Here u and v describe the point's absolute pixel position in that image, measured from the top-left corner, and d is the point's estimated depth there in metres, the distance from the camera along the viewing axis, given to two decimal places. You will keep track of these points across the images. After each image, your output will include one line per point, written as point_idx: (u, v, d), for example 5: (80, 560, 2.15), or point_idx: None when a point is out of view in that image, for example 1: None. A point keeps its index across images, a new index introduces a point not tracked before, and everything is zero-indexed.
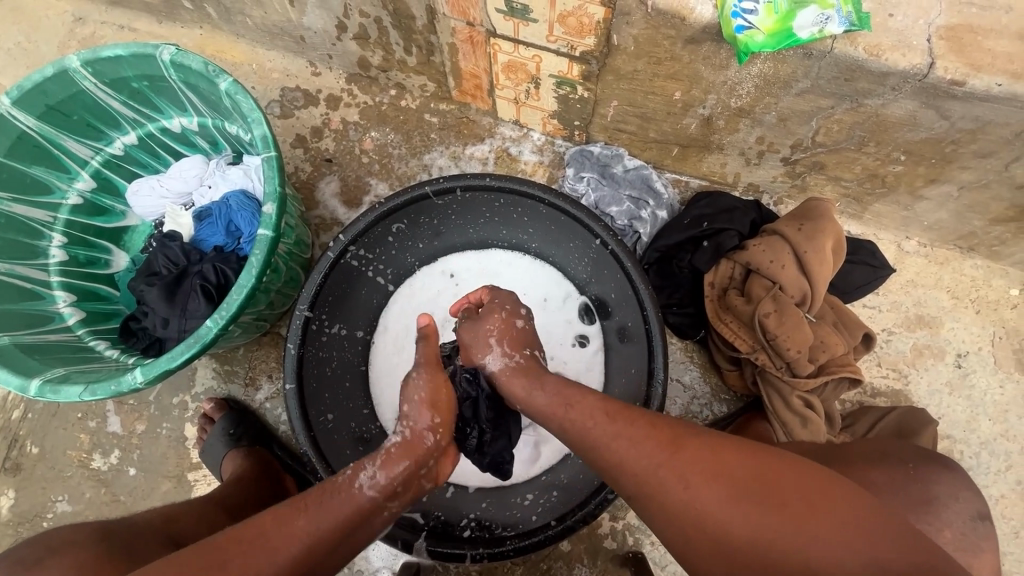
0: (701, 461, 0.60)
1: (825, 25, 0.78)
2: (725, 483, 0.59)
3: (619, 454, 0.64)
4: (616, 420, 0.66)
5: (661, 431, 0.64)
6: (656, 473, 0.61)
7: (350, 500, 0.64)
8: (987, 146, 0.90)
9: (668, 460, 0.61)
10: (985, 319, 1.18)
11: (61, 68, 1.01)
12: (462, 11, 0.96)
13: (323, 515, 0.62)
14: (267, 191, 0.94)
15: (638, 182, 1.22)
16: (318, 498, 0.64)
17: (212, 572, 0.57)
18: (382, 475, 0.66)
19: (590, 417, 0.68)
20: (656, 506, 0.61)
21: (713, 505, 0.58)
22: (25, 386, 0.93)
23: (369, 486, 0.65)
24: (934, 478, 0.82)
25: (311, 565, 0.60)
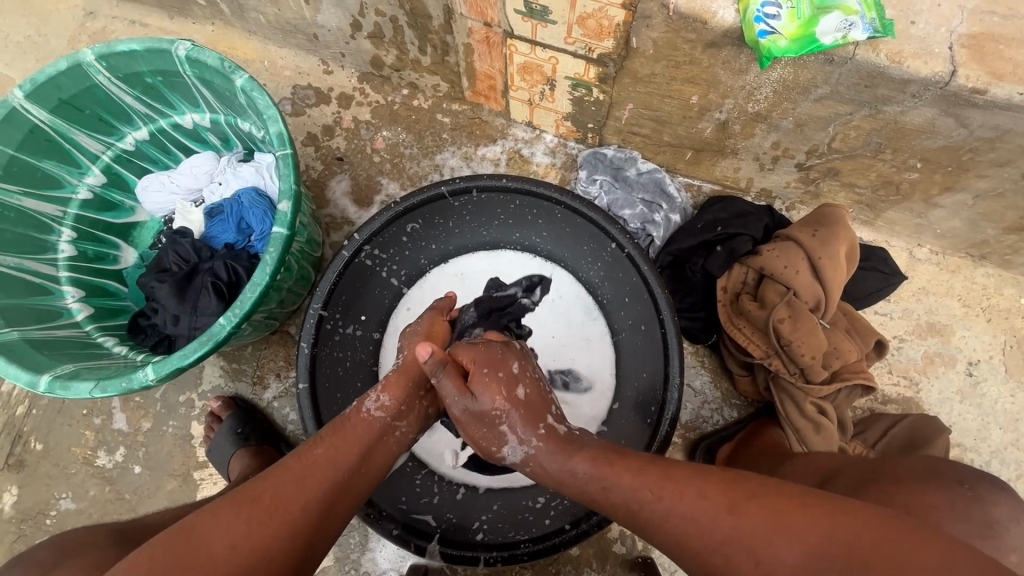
0: (762, 520, 0.58)
1: (848, 31, 0.78)
2: (795, 543, 0.56)
3: (679, 533, 0.62)
4: (662, 494, 0.65)
5: (715, 496, 0.62)
6: (718, 547, 0.59)
7: (361, 423, 0.75)
8: (1004, 155, 0.90)
9: (726, 523, 0.60)
10: (996, 327, 1.18)
11: (76, 61, 1.00)
12: (480, 11, 0.96)
13: (346, 432, 0.74)
14: (283, 188, 0.94)
15: (651, 186, 1.21)
16: (334, 427, 0.74)
17: (251, 499, 0.64)
18: (384, 398, 0.78)
19: (639, 491, 0.67)
20: (724, 573, 0.59)
21: (787, 563, 0.55)
22: (35, 382, 0.92)
23: (374, 408, 0.77)
24: (994, 500, 0.78)
25: (338, 480, 0.69)
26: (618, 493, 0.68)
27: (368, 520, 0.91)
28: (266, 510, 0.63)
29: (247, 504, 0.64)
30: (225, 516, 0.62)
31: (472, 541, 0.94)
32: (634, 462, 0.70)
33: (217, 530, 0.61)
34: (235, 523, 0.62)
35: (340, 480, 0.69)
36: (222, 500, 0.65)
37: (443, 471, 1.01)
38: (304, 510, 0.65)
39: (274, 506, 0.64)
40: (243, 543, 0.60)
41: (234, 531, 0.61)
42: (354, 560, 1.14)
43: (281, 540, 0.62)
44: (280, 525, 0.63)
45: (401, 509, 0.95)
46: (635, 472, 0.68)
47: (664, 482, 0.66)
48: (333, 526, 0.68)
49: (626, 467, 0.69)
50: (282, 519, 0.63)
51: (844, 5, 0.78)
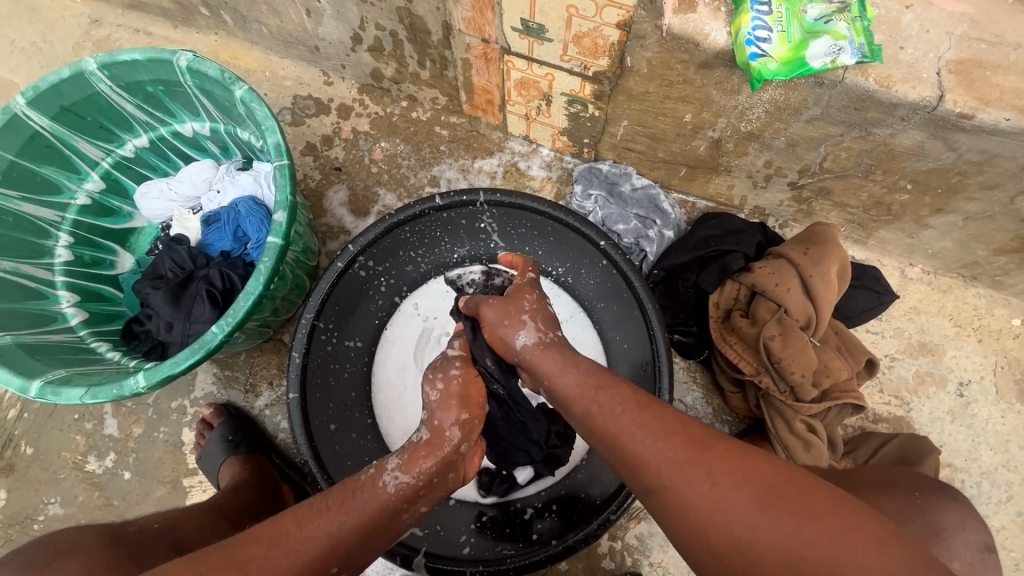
0: (724, 463, 0.58)
1: (837, 55, 0.79)
2: (749, 483, 0.56)
3: (641, 446, 0.62)
4: (641, 415, 0.65)
5: (684, 434, 0.62)
6: (674, 480, 0.59)
7: (375, 500, 0.68)
8: (993, 179, 0.91)
9: (686, 462, 0.59)
10: (987, 348, 1.19)
11: (78, 70, 1.02)
12: (478, 28, 0.98)
13: (358, 503, 0.67)
14: (279, 198, 0.94)
15: (645, 201, 1.22)
16: (345, 493, 0.68)
17: (237, 568, 0.59)
18: (405, 477, 0.70)
19: (615, 410, 0.67)
20: (674, 501, 0.59)
21: (731, 503, 0.55)
22: (26, 387, 0.93)
23: (392, 485, 0.69)
24: (943, 506, 0.82)
25: (339, 557, 0.63)
26: (586, 404, 0.69)
27: None
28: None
29: (224, 571, 0.59)
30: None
31: (460, 554, 0.94)
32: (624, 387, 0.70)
33: None
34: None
35: (327, 570, 0.62)
36: (208, 561, 0.59)
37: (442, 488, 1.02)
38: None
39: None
40: None
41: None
42: None
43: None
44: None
45: None
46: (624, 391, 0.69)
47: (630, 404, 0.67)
48: None
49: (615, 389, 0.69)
50: None
51: (834, 29, 0.79)
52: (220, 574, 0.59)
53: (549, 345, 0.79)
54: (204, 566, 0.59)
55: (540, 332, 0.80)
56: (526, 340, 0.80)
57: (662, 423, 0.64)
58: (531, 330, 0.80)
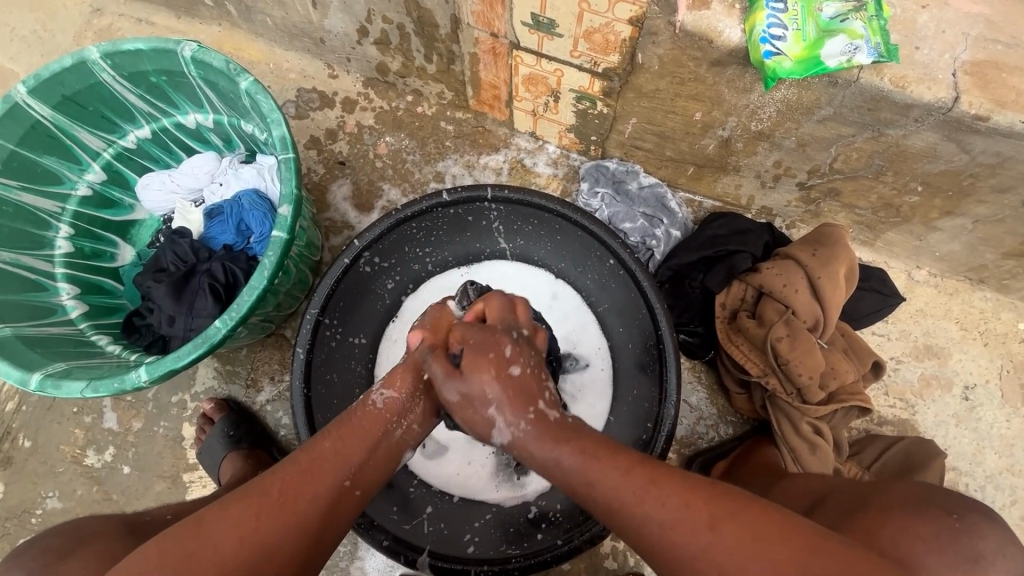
0: (743, 550, 0.57)
1: (852, 54, 0.78)
2: (769, 570, 0.56)
3: (655, 532, 0.60)
4: (645, 498, 0.61)
5: (697, 507, 0.60)
6: (699, 561, 0.58)
7: (368, 417, 0.71)
8: (1005, 182, 0.90)
9: (704, 540, 0.58)
10: (992, 351, 1.18)
11: (81, 59, 1.00)
12: (487, 22, 0.96)
13: (353, 423, 0.70)
14: (284, 192, 0.93)
15: (652, 200, 1.21)
16: (342, 419, 0.71)
17: (257, 495, 0.63)
18: (390, 392, 0.73)
19: (623, 491, 0.62)
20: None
21: None
22: (26, 379, 0.92)
23: (381, 400, 0.72)
24: (981, 531, 0.72)
25: (350, 471, 0.67)
26: (587, 484, 0.64)
27: (358, 530, 0.89)
28: (270, 509, 0.62)
29: (249, 500, 0.63)
30: (235, 509, 0.63)
31: (463, 554, 0.93)
32: (617, 460, 0.64)
33: (222, 524, 0.62)
34: (254, 522, 0.62)
35: (338, 488, 0.66)
36: (234, 497, 0.64)
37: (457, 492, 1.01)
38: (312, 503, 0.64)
39: (275, 505, 0.63)
40: (249, 537, 0.61)
41: (239, 526, 0.61)
42: (343, 569, 1.13)
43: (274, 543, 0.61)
44: (283, 530, 0.62)
45: (393, 520, 0.93)
46: (621, 471, 0.63)
47: (634, 472, 0.63)
48: (343, 521, 0.67)
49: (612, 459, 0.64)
50: (288, 511, 0.63)
51: (850, 28, 0.78)
52: (245, 502, 0.63)
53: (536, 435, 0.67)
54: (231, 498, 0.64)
55: (513, 425, 0.67)
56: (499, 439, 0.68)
57: (668, 502, 0.61)
58: (501, 426, 0.67)
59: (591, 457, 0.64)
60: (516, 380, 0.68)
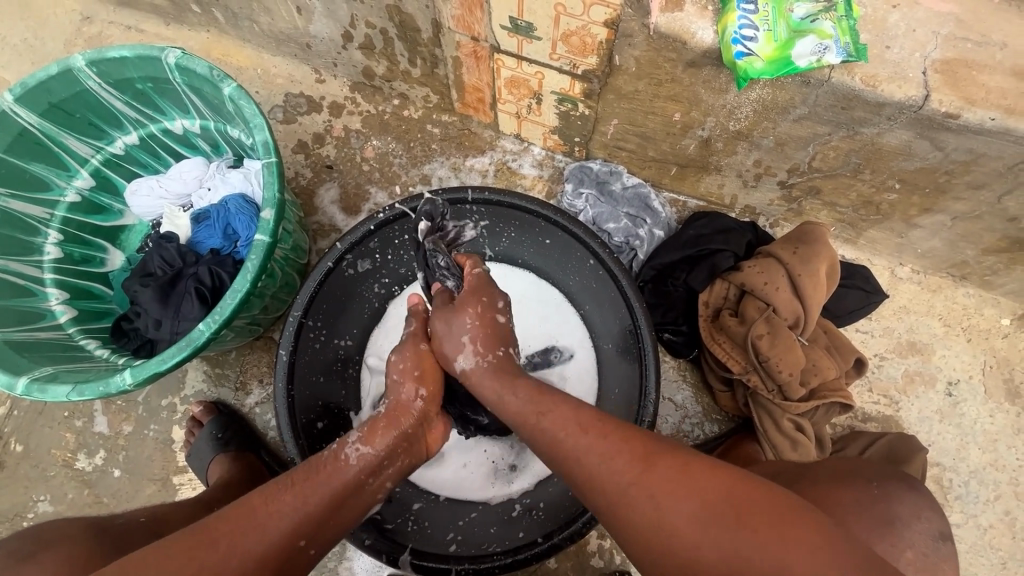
0: (669, 476, 0.59)
1: (823, 54, 0.79)
2: (693, 498, 0.57)
3: (591, 466, 0.63)
4: (587, 431, 0.66)
5: (631, 445, 0.63)
6: (627, 492, 0.60)
7: (335, 470, 0.71)
8: (980, 178, 0.91)
9: (634, 476, 0.60)
10: (976, 347, 1.19)
11: (66, 67, 1.02)
12: (467, 26, 0.97)
13: (318, 479, 0.69)
14: (267, 196, 0.94)
15: (636, 200, 1.22)
16: (309, 471, 0.70)
17: (201, 546, 0.61)
18: (366, 448, 0.74)
19: (568, 425, 0.67)
20: (623, 520, 0.60)
21: (679, 518, 0.56)
22: (12, 384, 0.93)
23: (354, 456, 0.72)
24: (898, 495, 0.80)
25: (306, 530, 0.65)
26: (544, 426, 0.69)
27: (341, 529, 0.89)
28: (214, 562, 0.60)
29: (193, 549, 0.60)
30: (173, 559, 0.59)
31: (446, 552, 0.94)
32: (570, 401, 0.71)
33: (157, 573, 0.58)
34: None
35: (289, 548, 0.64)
36: (177, 541, 0.61)
37: (452, 494, 1.02)
38: (259, 558, 0.61)
39: (222, 558, 0.60)
40: None
41: (174, 572, 0.58)
42: (331, 569, 1.14)
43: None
44: None
45: (376, 520, 0.95)
46: (571, 406, 0.70)
47: (585, 421, 0.67)
48: None
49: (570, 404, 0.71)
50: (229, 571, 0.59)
51: (820, 29, 0.79)
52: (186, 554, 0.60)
53: (494, 369, 0.78)
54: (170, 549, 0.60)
55: (480, 356, 0.80)
56: (464, 365, 0.80)
57: (608, 437, 0.65)
58: (470, 354, 0.80)
59: (541, 396, 0.72)
60: (500, 326, 0.84)
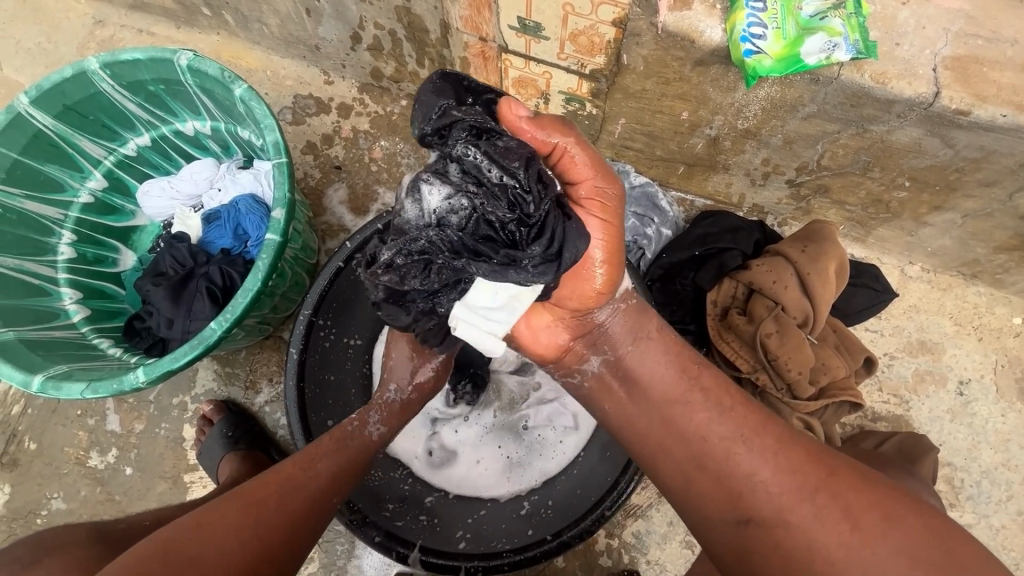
0: (763, 442, 0.70)
1: (832, 52, 0.79)
2: (784, 464, 0.67)
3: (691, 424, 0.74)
4: (688, 395, 0.76)
5: (818, 484, 0.64)
6: (816, 538, 0.62)
7: (359, 439, 0.85)
8: (990, 175, 0.91)
9: (805, 504, 0.63)
10: (987, 347, 1.18)
11: (81, 69, 1.03)
12: (475, 26, 0.98)
13: (345, 441, 0.84)
14: (277, 196, 0.95)
15: (643, 199, 1.22)
16: (335, 440, 0.83)
17: (257, 498, 0.71)
18: (384, 427, 0.89)
19: (667, 388, 0.78)
20: (715, 467, 0.70)
21: (769, 475, 0.67)
22: (28, 381, 0.94)
23: (375, 430, 0.87)
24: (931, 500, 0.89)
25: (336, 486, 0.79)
26: (707, 437, 0.72)
27: (351, 527, 0.92)
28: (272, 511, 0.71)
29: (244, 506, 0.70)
30: (230, 514, 0.68)
31: (455, 549, 0.95)
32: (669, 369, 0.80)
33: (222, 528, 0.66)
34: (230, 529, 0.67)
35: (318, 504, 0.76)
36: (228, 502, 0.70)
37: (461, 493, 1.01)
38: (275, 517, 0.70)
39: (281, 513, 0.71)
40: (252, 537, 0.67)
41: (242, 527, 0.67)
42: (339, 567, 1.14)
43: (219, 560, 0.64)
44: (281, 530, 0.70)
45: (386, 517, 0.96)
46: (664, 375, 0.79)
47: (765, 443, 0.69)
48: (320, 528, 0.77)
49: (739, 417, 0.73)
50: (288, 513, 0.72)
51: (829, 26, 0.79)
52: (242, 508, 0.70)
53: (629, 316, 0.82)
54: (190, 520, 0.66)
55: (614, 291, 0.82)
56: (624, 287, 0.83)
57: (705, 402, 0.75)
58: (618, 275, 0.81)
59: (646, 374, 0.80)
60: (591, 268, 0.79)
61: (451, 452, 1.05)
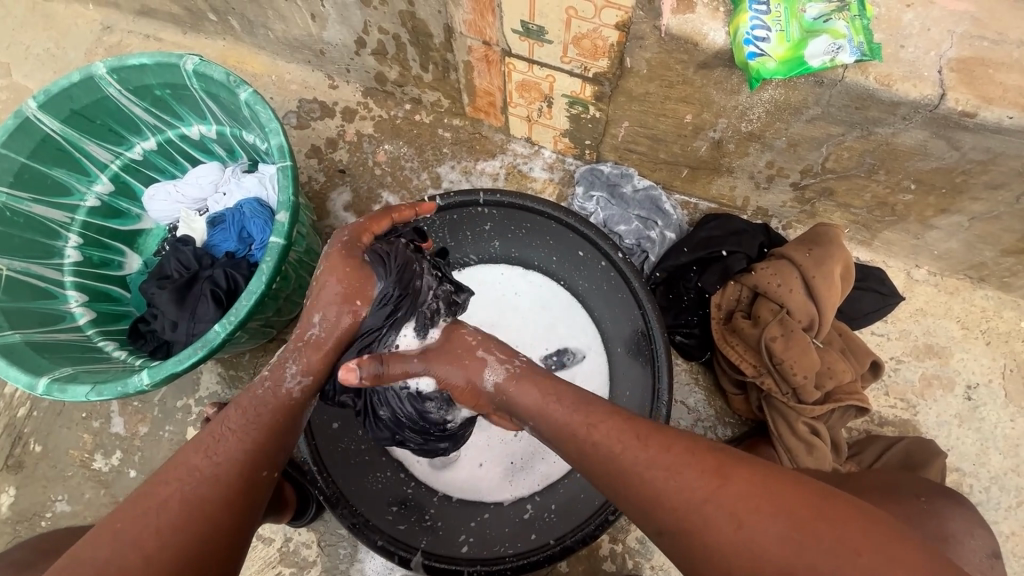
0: (678, 465, 0.64)
1: (836, 54, 0.79)
2: (697, 483, 0.62)
3: (597, 450, 0.69)
4: (593, 420, 0.70)
5: (735, 493, 0.61)
6: (747, 549, 0.58)
7: (276, 399, 0.72)
8: (998, 178, 0.90)
9: (741, 528, 0.59)
10: (996, 351, 1.17)
11: (88, 74, 1.04)
12: (479, 30, 0.98)
13: (259, 405, 0.71)
14: (281, 199, 0.96)
15: (647, 202, 1.22)
16: (247, 406, 0.71)
17: (163, 504, 0.63)
18: (307, 378, 0.74)
19: (571, 418, 0.71)
20: (630, 498, 0.66)
21: (685, 496, 0.62)
22: (33, 384, 0.94)
23: (297, 387, 0.73)
24: (949, 512, 0.85)
25: (267, 460, 0.70)
26: (621, 462, 0.67)
27: (352, 530, 0.93)
28: (179, 513, 0.63)
29: (159, 506, 0.63)
30: (146, 521, 0.62)
31: (457, 553, 0.96)
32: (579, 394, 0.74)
33: (124, 547, 0.60)
34: (145, 553, 0.60)
35: (255, 484, 0.68)
36: (139, 507, 0.63)
37: (462, 496, 1.01)
38: (194, 538, 0.62)
39: (205, 505, 0.64)
40: (156, 556, 0.60)
41: (143, 546, 0.61)
42: (342, 571, 1.14)
43: (207, 549, 0.63)
44: (198, 533, 0.63)
45: (388, 521, 0.97)
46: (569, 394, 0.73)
47: (672, 457, 0.65)
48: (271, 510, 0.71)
49: (633, 430, 0.68)
50: (200, 514, 0.63)
51: (833, 29, 0.79)
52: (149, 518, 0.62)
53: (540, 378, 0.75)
54: (132, 508, 0.63)
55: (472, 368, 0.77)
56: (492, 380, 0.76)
57: (613, 427, 0.69)
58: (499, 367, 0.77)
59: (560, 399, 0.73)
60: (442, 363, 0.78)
61: (454, 454, 1.03)
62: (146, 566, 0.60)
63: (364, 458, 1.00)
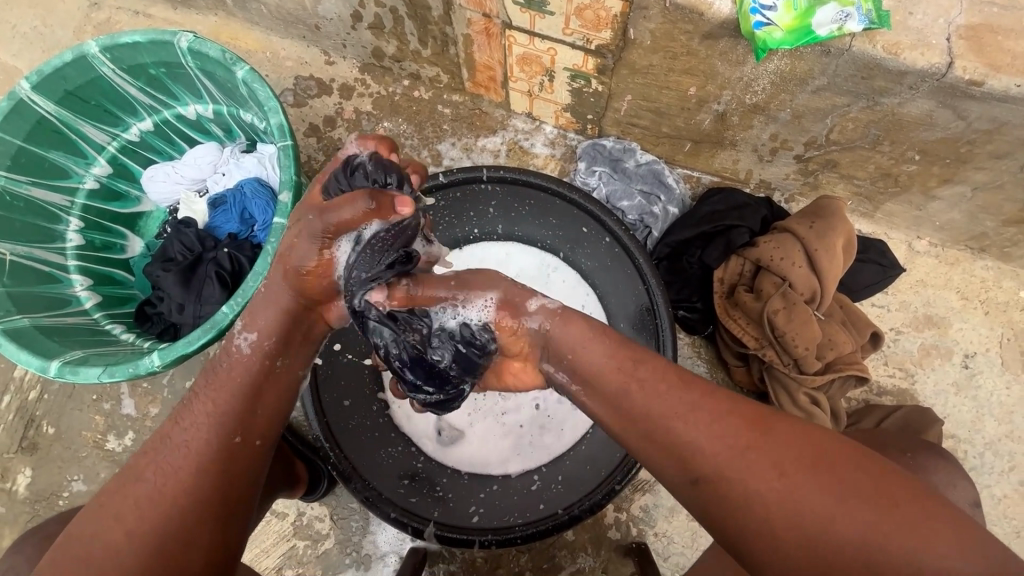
0: (709, 420, 0.65)
1: (844, 22, 0.78)
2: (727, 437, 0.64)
3: (635, 403, 0.68)
4: (634, 377, 0.69)
5: (766, 449, 0.62)
6: (772, 504, 0.60)
7: (234, 365, 0.73)
8: (1002, 147, 0.90)
9: (771, 484, 0.61)
10: (994, 320, 1.18)
11: (81, 53, 1.02)
12: (478, 2, 0.96)
13: (223, 372, 0.73)
14: (283, 179, 0.95)
15: (649, 177, 1.22)
16: (215, 376, 0.73)
17: (134, 478, 0.69)
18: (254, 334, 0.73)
19: (610, 373, 0.70)
20: (662, 455, 0.67)
21: (716, 451, 0.63)
22: (45, 366, 0.95)
23: (245, 345, 0.73)
24: (933, 466, 0.88)
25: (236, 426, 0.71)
26: (649, 417, 0.67)
27: (366, 504, 0.96)
28: (153, 487, 0.68)
29: (137, 483, 0.68)
30: (130, 498, 0.67)
31: (469, 523, 0.99)
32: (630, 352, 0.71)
33: (109, 524, 0.66)
34: (130, 529, 0.66)
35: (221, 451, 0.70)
36: (121, 482, 0.69)
37: (472, 469, 1.03)
38: (167, 513, 0.66)
39: (181, 480, 0.68)
40: (134, 530, 0.66)
41: (123, 521, 0.66)
42: (355, 543, 1.17)
43: (198, 515, 0.67)
44: (168, 510, 0.67)
45: (400, 493, 1.00)
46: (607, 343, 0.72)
47: (708, 415, 0.65)
48: (246, 472, 0.72)
49: (675, 395, 0.67)
50: (172, 492, 0.67)
51: None
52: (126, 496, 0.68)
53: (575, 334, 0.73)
54: (116, 486, 0.69)
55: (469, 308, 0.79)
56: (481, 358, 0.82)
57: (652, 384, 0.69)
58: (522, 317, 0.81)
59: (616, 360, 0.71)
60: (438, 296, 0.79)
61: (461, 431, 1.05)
62: (127, 540, 0.65)
63: (375, 433, 1.03)
